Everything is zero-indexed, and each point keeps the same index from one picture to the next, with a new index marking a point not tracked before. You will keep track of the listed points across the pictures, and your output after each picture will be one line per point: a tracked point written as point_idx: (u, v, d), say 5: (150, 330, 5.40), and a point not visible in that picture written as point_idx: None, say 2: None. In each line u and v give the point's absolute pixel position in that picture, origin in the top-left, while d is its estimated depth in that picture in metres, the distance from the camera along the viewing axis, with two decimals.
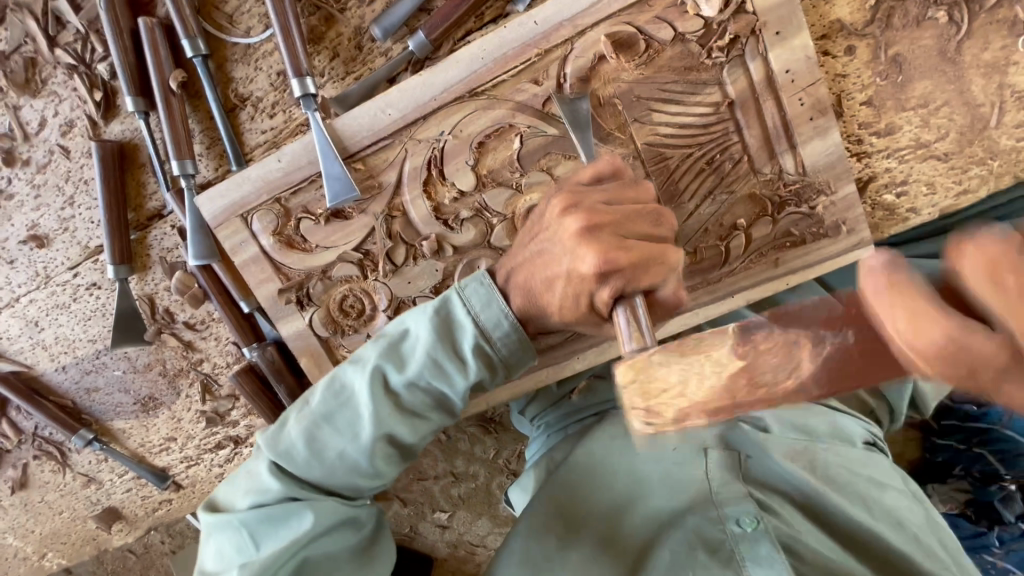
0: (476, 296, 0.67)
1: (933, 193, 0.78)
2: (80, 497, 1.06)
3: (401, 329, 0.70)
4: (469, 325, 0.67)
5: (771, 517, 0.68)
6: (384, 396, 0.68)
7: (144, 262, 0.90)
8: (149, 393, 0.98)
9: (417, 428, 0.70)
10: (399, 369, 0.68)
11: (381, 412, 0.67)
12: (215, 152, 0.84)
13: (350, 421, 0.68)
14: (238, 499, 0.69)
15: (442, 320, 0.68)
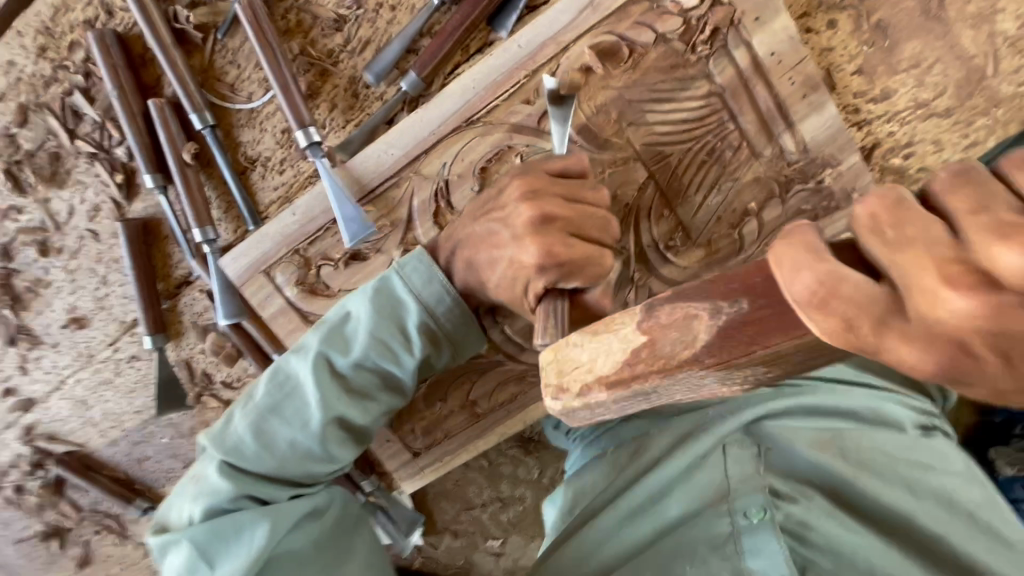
0: (417, 273, 0.70)
1: (942, 149, 0.76)
2: (142, 566, 1.08)
3: (344, 312, 0.71)
4: (412, 304, 0.70)
5: (787, 505, 0.61)
6: (331, 380, 0.69)
7: (178, 328, 0.93)
8: (197, 455, 1.00)
9: (366, 411, 0.71)
10: (343, 352, 0.69)
11: (328, 395, 0.68)
12: (233, 215, 0.88)
13: (303, 410, 0.68)
14: (189, 508, 0.66)
15: (382, 300, 0.70)
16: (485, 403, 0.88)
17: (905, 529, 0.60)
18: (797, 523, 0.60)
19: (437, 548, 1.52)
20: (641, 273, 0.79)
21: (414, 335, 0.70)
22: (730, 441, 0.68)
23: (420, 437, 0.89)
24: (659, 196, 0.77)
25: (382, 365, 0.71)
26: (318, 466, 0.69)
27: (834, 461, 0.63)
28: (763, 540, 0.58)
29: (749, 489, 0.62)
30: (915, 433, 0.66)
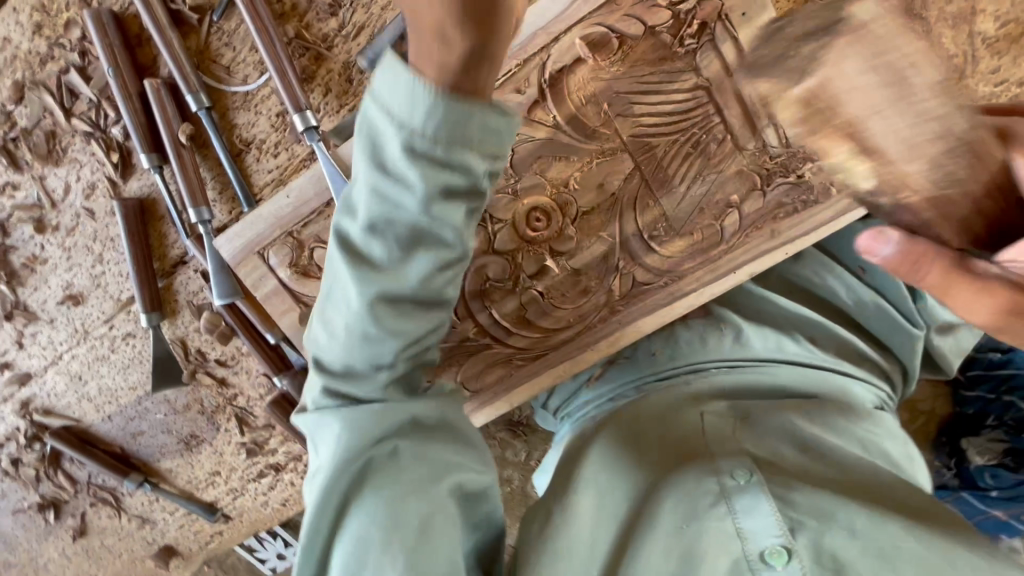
0: (391, 91, 0.50)
1: None
2: (137, 538, 1.11)
3: (353, 197, 0.58)
4: (413, 145, 0.52)
5: (770, 468, 0.68)
6: (358, 259, 0.59)
7: (173, 307, 0.95)
8: (191, 431, 1.03)
9: (399, 316, 0.60)
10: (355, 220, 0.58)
11: (362, 275, 0.58)
12: (227, 196, 0.89)
13: (342, 312, 0.61)
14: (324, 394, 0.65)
15: (368, 136, 0.54)
16: None
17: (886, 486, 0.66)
18: (780, 487, 0.64)
19: None
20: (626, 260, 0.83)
21: (430, 179, 0.53)
22: (711, 410, 0.78)
23: None
24: (644, 187, 0.80)
25: (405, 261, 0.58)
26: (381, 375, 0.63)
27: (807, 425, 0.74)
28: (755, 502, 0.63)
29: (732, 451, 0.70)
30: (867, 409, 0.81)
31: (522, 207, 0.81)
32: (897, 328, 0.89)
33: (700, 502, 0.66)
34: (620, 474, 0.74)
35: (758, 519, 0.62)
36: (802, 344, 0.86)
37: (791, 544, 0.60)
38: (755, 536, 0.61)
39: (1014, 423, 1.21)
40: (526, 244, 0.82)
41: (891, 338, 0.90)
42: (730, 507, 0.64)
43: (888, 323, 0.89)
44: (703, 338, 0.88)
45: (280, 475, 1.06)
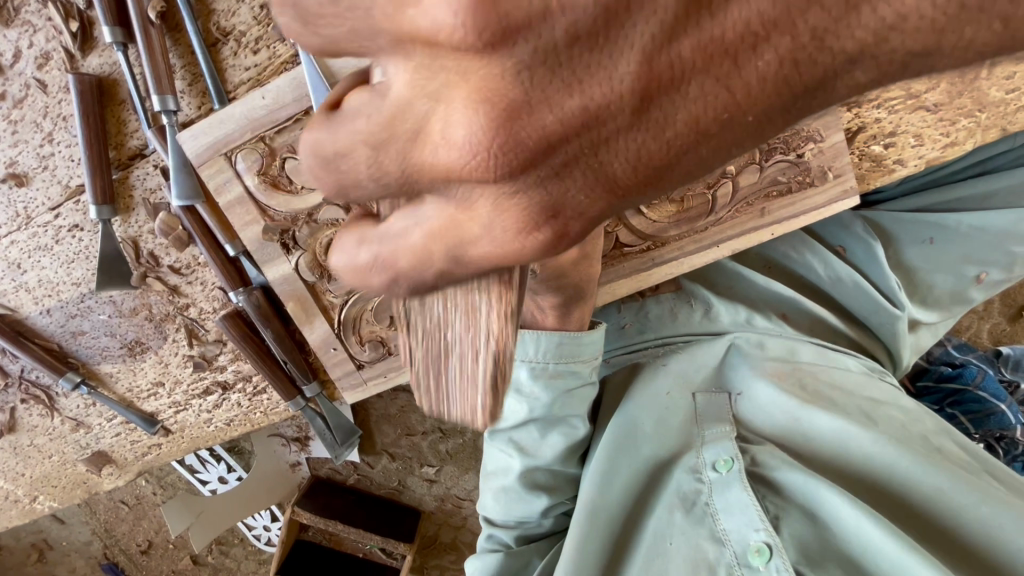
0: (537, 346, 0.79)
1: (921, 144, 0.78)
2: (69, 441, 1.07)
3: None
4: (534, 369, 0.80)
5: (750, 458, 0.77)
6: (527, 486, 0.87)
7: (127, 203, 0.89)
8: (135, 337, 0.98)
9: (544, 451, 0.85)
10: (526, 461, 0.86)
11: (539, 500, 0.87)
12: (197, 89, 0.82)
13: (512, 439, 0.86)
14: (502, 510, 0.89)
15: (526, 477, 0.86)
16: None
17: (896, 488, 0.69)
18: (764, 472, 0.75)
19: (372, 468, 1.58)
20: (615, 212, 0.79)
21: (546, 380, 0.80)
22: (698, 390, 0.87)
23: (367, 351, 0.91)
24: None
25: (539, 446, 0.86)
26: (530, 406, 0.83)
27: (795, 398, 0.80)
28: (731, 497, 0.73)
29: (716, 440, 0.80)
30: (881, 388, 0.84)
31: None
32: (878, 307, 0.94)
33: (679, 512, 0.76)
34: (635, 449, 0.84)
35: (737, 516, 0.71)
36: (772, 320, 0.95)
37: (770, 539, 0.67)
38: (738, 534, 0.70)
39: None
40: None
41: (873, 317, 0.95)
42: (712, 509, 0.74)
43: (868, 300, 0.94)
44: (672, 311, 0.97)
45: (227, 394, 1.02)
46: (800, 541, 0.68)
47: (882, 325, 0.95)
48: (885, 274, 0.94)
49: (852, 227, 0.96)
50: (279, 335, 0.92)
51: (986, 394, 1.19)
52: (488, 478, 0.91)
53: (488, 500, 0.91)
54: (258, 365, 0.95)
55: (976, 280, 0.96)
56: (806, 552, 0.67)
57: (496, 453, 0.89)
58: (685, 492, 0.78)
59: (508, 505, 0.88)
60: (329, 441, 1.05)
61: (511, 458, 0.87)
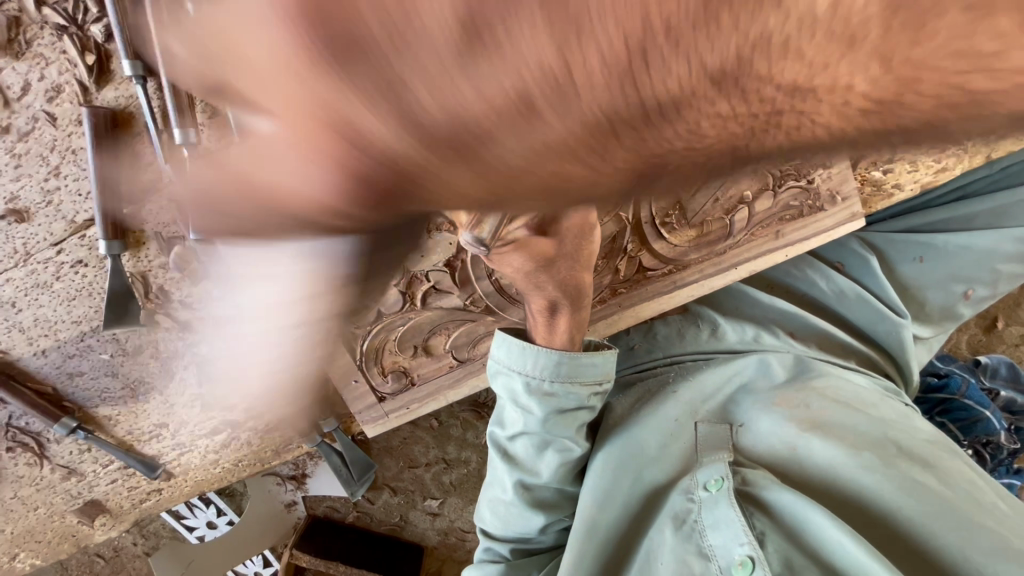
0: (531, 362, 0.77)
1: (915, 170, 0.84)
2: (58, 491, 1.00)
3: (496, 376, 0.82)
4: (532, 384, 0.78)
5: (742, 480, 0.76)
6: (524, 500, 0.84)
7: (139, 238, 0.86)
8: (139, 376, 0.94)
9: (542, 470, 0.84)
10: (529, 475, 0.84)
11: (534, 516, 0.84)
12: (218, 122, 0.81)
13: (507, 450, 0.84)
14: (501, 527, 0.87)
15: (526, 492, 0.84)
16: (464, 352, 0.90)
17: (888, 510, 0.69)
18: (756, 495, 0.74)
19: (373, 504, 1.53)
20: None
21: (542, 398, 0.78)
22: (701, 417, 0.88)
23: (389, 382, 0.90)
24: None
25: (537, 462, 0.84)
26: (532, 425, 0.80)
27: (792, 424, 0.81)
28: (718, 514, 0.72)
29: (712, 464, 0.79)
30: (891, 414, 0.83)
31: None
32: (881, 317, 0.99)
33: (668, 528, 0.76)
34: (638, 475, 0.84)
35: (723, 532, 0.70)
36: (779, 337, 0.98)
37: (754, 554, 0.66)
38: (723, 550, 0.69)
39: None
40: None
41: (875, 328, 1.00)
42: (700, 528, 0.73)
43: (869, 312, 1.00)
44: (679, 331, 1.01)
45: (236, 433, 0.99)
46: (785, 555, 0.67)
47: (887, 336, 1.00)
48: (884, 286, 1.00)
49: (849, 246, 1.03)
50: (298, 369, 0.90)
51: (972, 402, 1.25)
52: (482, 492, 0.90)
53: (482, 516, 0.89)
54: (274, 399, 0.93)
55: (964, 296, 1.03)
56: (790, 564, 0.66)
57: (494, 469, 0.87)
58: (677, 509, 0.77)
59: (506, 520, 0.86)
60: (343, 478, 1.01)
61: (506, 472, 0.85)
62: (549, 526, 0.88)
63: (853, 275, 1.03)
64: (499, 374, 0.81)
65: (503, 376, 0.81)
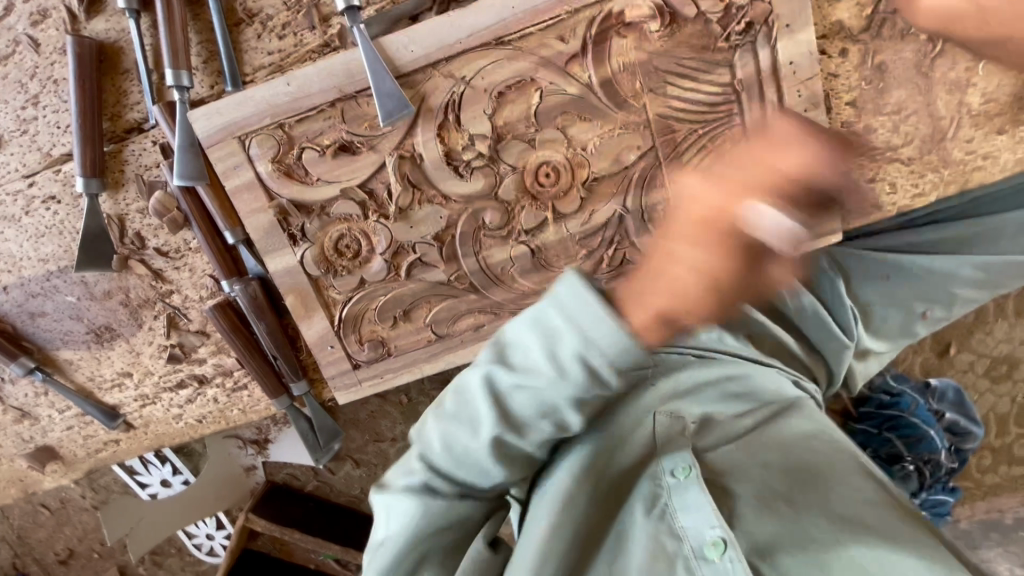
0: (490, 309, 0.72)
1: (894, 193, 0.87)
2: (10, 433, 0.97)
3: (546, 321, 0.55)
4: (587, 358, 0.53)
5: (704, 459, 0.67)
6: (488, 398, 0.58)
7: (118, 178, 0.83)
8: (105, 322, 0.91)
9: (525, 411, 0.58)
10: (502, 442, 0.59)
11: (488, 414, 0.58)
12: (212, 68, 0.79)
13: (474, 403, 0.60)
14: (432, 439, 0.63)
15: (493, 390, 0.58)
16: (444, 327, 0.88)
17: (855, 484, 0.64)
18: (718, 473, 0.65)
19: (334, 474, 1.52)
20: (497, 152, 0.79)
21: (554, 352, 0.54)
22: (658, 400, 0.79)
23: (366, 351, 0.89)
24: (656, 167, 0.81)
25: (532, 425, 0.58)
26: (526, 372, 0.56)
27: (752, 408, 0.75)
28: (691, 495, 0.61)
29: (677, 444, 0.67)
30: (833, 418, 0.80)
31: (475, 209, 0.82)
32: (831, 336, 1.05)
33: (639, 515, 0.62)
34: (614, 471, 0.65)
35: (693, 514, 0.60)
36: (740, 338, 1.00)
37: (728, 536, 0.57)
38: (693, 533, 0.59)
39: (887, 456, 1.37)
40: (530, 197, 0.81)
41: (825, 345, 1.05)
42: (667, 506, 0.61)
43: (824, 329, 1.04)
44: None
45: (202, 389, 0.96)
46: (753, 538, 0.59)
47: (832, 353, 1.06)
48: (842, 306, 1.04)
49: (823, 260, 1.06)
50: (272, 329, 0.88)
51: (918, 420, 1.34)
52: (390, 484, 0.66)
53: (379, 527, 0.66)
54: (244, 359, 0.90)
55: (921, 317, 1.09)
56: (757, 545, 0.58)
57: (444, 423, 0.62)
58: (650, 497, 0.63)
59: (456, 467, 0.62)
60: (310, 443, 0.99)
61: (474, 438, 0.60)
62: (500, 484, 0.64)
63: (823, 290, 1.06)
64: (551, 326, 0.55)
65: (552, 332, 0.55)
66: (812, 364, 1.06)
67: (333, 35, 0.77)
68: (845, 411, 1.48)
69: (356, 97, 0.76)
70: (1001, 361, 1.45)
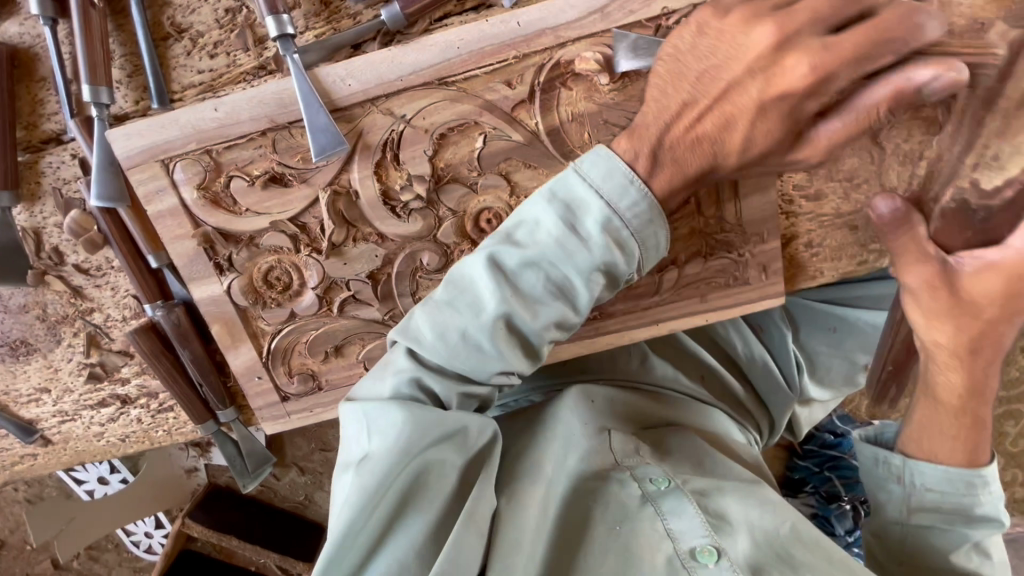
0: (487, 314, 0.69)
1: (841, 259, 0.86)
2: None
3: (570, 194, 0.65)
4: (609, 221, 0.63)
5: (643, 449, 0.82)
6: (476, 287, 0.65)
7: (34, 190, 0.78)
8: (21, 335, 0.87)
9: (511, 284, 0.64)
10: (483, 313, 0.64)
11: (471, 308, 0.64)
12: (137, 83, 0.74)
13: (452, 293, 0.66)
14: (394, 370, 0.66)
15: (478, 275, 0.65)
16: (377, 365, 0.85)
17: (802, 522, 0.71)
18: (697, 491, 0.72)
19: (278, 480, 1.50)
20: (436, 195, 0.76)
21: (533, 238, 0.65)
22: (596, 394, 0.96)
23: (295, 383, 0.86)
24: None
25: (539, 304, 0.65)
26: (509, 256, 0.65)
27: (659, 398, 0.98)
28: (679, 504, 0.68)
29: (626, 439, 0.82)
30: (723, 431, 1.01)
31: (412, 250, 0.79)
32: (777, 389, 1.05)
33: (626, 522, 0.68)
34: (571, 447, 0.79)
35: (684, 518, 0.66)
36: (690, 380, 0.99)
37: (718, 544, 0.64)
38: (682, 536, 0.65)
39: (826, 495, 1.39)
40: (470, 241, 0.78)
41: (771, 396, 1.06)
42: (657, 508, 0.68)
43: (770, 380, 1.04)
44: None
45: (125, 408, 0.92)
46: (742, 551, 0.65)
47: (777, 405, 1.07)
48: (787, 358, 1.05)
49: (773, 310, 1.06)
50: (197, 356, 0.85)
51: (856, 462, 1.38)
52: (369, 399, 0.66)
53: (362, 442, 0.64)
54: (167, 383, 0.87)
55: (865, 368, 1.09)
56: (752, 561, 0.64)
57: (423, 316, 0.66)
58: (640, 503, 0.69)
59: (455, 354, 0.65)
60: (238, 468, 0.97)
61: (476, 315, 0.64)
62: (493, 379, 0.67)
63: (769, 340, 1.06)
64: (574, 199, 0.64)
65: (578, 201, 0.64)
66: (757, 413, 1.06)
67: (269, 58, 0.73)
68: (792, 447, 1.49)
69: (289, 127, 0.72)
70: None
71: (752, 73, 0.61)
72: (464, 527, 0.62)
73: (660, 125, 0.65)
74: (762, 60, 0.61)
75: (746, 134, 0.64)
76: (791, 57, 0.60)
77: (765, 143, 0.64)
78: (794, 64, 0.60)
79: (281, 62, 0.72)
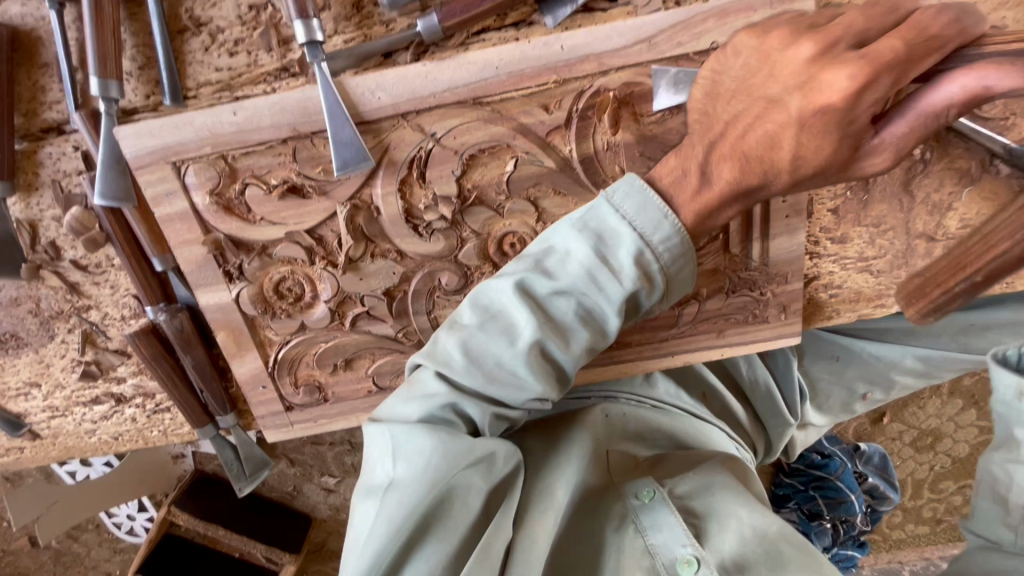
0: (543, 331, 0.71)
1: (858, 301, 0.86)
2: None
3: (603, 223, 0.61)
4: (643, 254, 0.60)
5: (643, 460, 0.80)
6: (513, 313, 0.62)
7: (30, 181, 0.73)
8: (11, 328, 0.82)
9: (546, 316, 0.62)
10: (514, 343, 0.61)
11: (508, 336, 0.62)
12: (149, 76, 0.69)
13: (483, 318, 0.63)
14: (414, 402, 0.63)
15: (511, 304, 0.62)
16: (386, 380, 0.83)
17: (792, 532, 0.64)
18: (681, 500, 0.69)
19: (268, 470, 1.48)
20: (460, 216, 0.73)
21: (569, 266, 0.61)
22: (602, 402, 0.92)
23: (300, 394, 0.84)
24: None
25: (570, 334, 0.62)
26: (544, 284, 0.62)
27: None
28: (659, 516, 0.66)
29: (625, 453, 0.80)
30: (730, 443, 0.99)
31: (431, 269, 0.76)
32: (777, 414, 1.05)
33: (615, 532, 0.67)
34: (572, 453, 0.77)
35: (665, 532, 0.65)
36: (694, 398, 0.99)
37: (699, 554, 0.62)
38: (664, 550, 0.63)
39: (808, 511, 1.42)
40: (491, 265, 0.76)
41: (769, 420, 1.06)
42: (639, 523, 0.66)
43: (772, 405, 1.04)
44: None
45: (120, 407, 0.89)
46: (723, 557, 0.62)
47: (774, 428, 1.07)
48: (790, 386, 1.05)
49: None
50: (199, 361, 0.82)
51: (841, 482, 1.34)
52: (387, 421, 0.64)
53: (385, 469, 0.61)
54: (165, 387, 0.84)
55: (862, 397, 1.11)
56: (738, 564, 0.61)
57: (450, 340, 0.63)
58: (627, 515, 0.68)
59: (486, 382, 0.62)
60: (234, 471, 0.94)
61: (509, 346, 0.61)
62: (526, 406, 0.65)
63: (774, 369, 1.06)
64: (607, 229, 0.61)
65: (610, 232, 0.61)
66: (755, 433, 1.07)
67: (293, 60, 0.69)
68: (780, 462, 1.52)
69: (312, 137, 0.68)
70: (927, 434, 1.43)
71: (791, 90, 0.55)
72: (475, 565, 0.60)
73: (704, 142, 0.62)
74: (800, 79, 0.55)
75: (796, 143, 0.56)
76: (832, 69, 0.52)
77: (812, 145, 0.55)
78: (832, 78, 0.52)
79: (307, 68, 0.68)
